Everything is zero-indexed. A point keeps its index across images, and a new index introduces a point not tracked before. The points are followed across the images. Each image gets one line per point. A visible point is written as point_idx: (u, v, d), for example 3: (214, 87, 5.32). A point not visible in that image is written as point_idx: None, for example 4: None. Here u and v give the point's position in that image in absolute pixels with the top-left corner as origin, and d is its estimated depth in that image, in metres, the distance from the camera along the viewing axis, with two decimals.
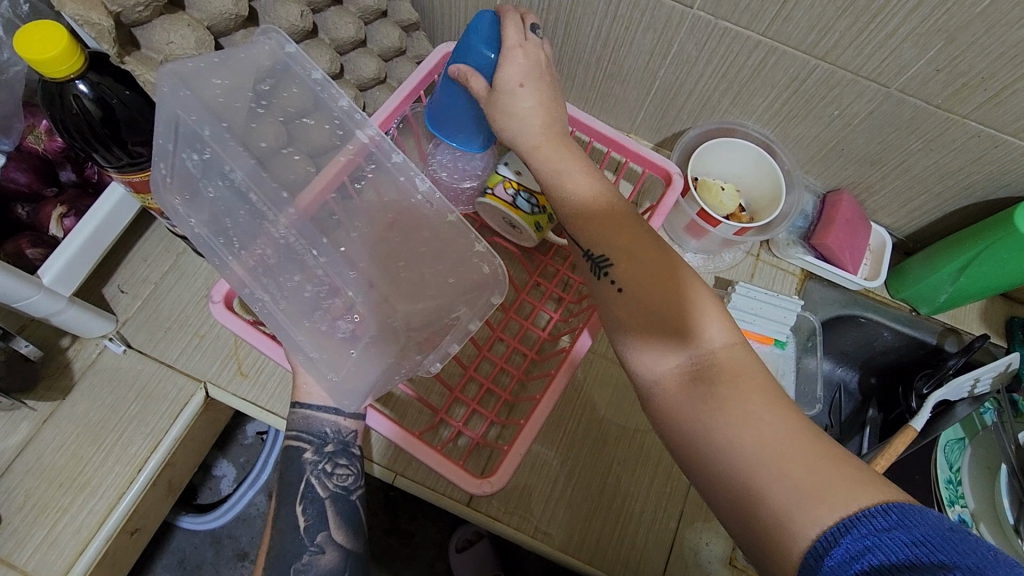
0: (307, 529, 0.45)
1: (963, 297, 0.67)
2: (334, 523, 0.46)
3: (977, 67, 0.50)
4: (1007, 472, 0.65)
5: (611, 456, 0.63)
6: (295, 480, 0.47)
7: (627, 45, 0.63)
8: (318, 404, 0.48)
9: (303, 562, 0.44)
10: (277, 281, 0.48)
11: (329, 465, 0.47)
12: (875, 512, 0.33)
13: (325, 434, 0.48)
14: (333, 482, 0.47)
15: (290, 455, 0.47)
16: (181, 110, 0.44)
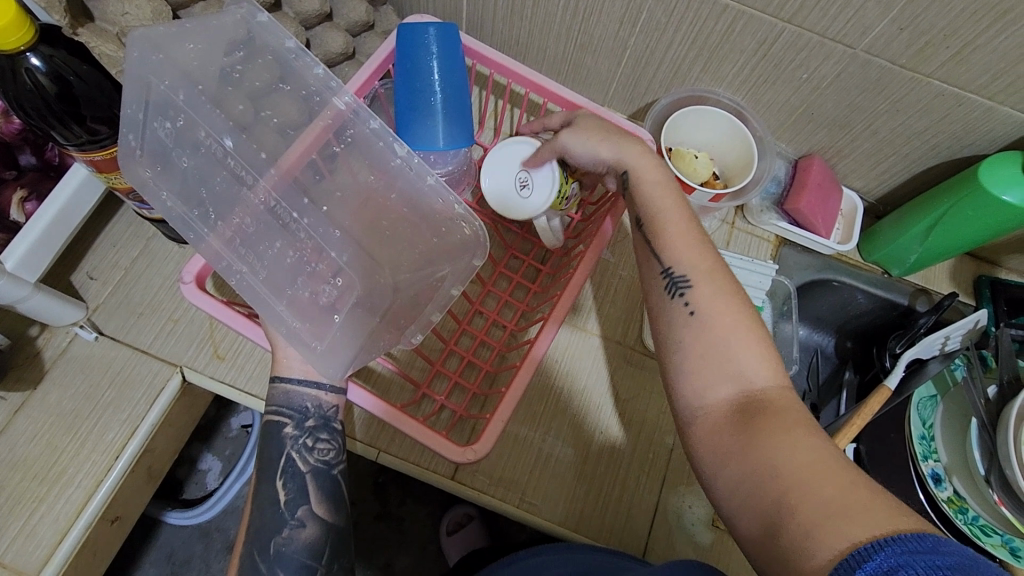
0: (288, 502, 0.44)
1: (932, 256, 0.69)
2: (314, 498, 0.45)
3: (940, 24, 0.50)
4: (977, 426, 0.65)
5: (594, 424, 0.63)
6: (275, 456, 0.46)
7: (597, 14, 0.63)
8: (299, 377, 0.48)
9: (283, 536, 0.43)
10: (256, 253, 0.47)
11: (310, 440, 0.47)
12: (908, 536, 0.32)
13: (305, 409, 0.48)
14: (314, 456, 0.47)
15: (270, 430, 0.47)
16: (153, 75, 0.45)
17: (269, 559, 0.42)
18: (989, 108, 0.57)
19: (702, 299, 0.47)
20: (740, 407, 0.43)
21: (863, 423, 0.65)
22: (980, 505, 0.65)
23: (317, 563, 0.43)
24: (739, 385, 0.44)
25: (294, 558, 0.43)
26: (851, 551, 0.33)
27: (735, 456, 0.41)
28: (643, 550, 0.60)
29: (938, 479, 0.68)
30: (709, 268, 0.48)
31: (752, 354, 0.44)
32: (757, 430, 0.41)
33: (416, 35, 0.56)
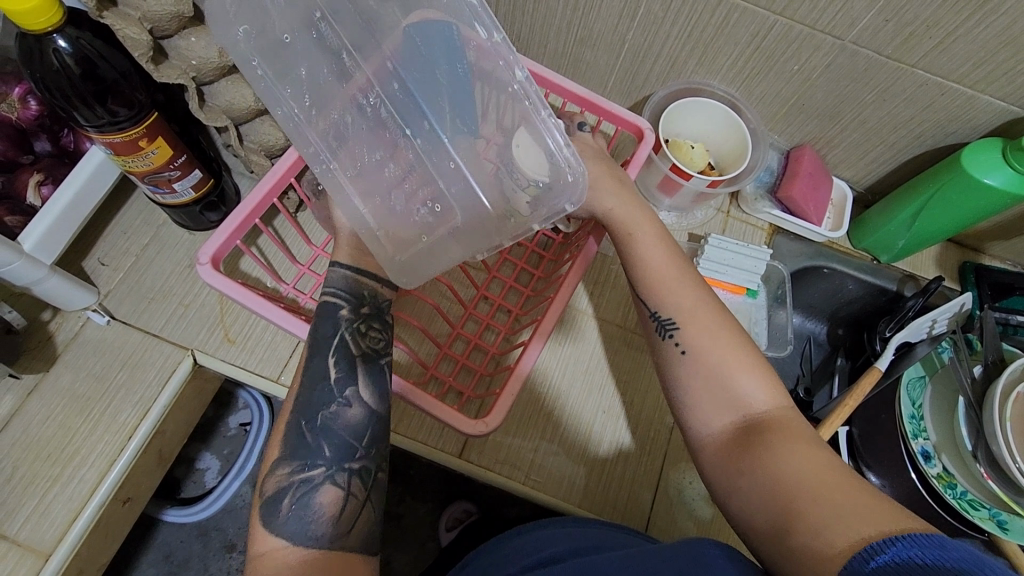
0: (337, 381, 0.47)
1: (920, 241, 0.71)
2: (362, 381, 0.47)
3: (923, 15, 0.53)
4: (965, 405, 0.67)
5: (596, 404, 0.65)
6: (328, 334, 0.48)
7: (597, 8, 0.65)
8: (354, 265, 0.51)
9: (331, 410, 0.46)
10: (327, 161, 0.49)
11: (362, 326, 0.49)
12: (919, 535, 0.35)
13: (361, 295, 0.51)
14: (365, 342, 0.49)
15: (326, 309, 0.49)
16: None
17: (316, 428, 0.45)
18: (970, 97, 0.60)
19: (695, 337, 0.51)
20: (746, 428, 0.47)
21: (854, 405, 0.68)
22: (968, 479, 0.67)
23: (357, 443, 0.46)
24: (741, 409, 0.48)
25: (340, 433, 0.45)
26: (862, 546, 0.36)
27: (750, 471, 0.45)
28: (646, 525, 0.61)
29: (927, 456, 0.70)
30: (699, 303, 0.53)
31: (752, 380, 0.49)
32: (765, 450, 0.45)
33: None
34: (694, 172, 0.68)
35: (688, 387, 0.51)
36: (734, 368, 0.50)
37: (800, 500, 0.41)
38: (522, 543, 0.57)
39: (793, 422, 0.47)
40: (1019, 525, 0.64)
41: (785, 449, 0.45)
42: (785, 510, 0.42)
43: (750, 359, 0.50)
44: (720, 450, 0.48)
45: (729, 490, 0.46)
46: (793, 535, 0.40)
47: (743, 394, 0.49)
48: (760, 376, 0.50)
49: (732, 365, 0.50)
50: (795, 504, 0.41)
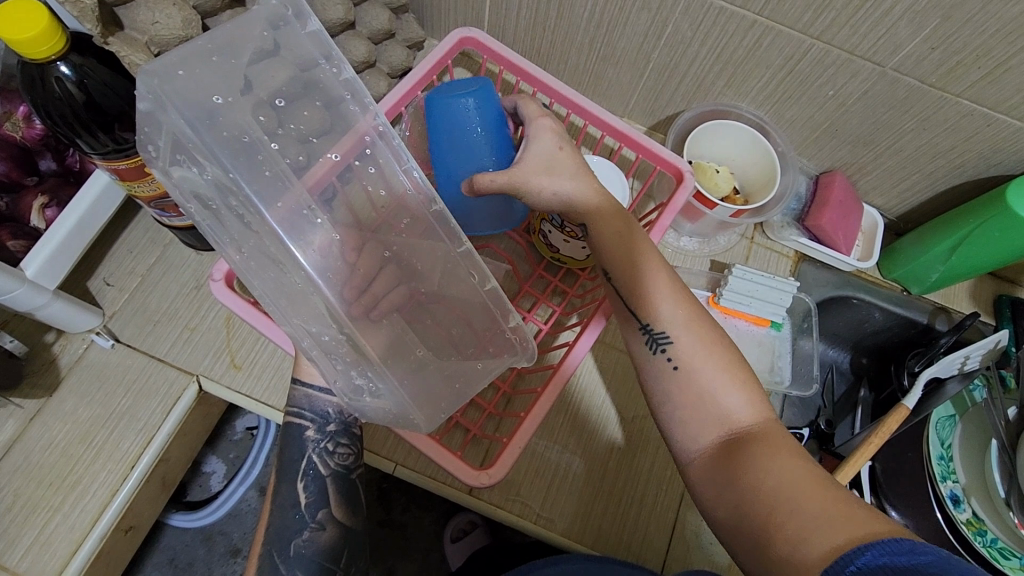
0: (308, 505, 0.44)
1: (955, 275, 0.68)
2: (334, 500, 0.45)
3: (972, 44, 0.50)
4: (998, 447, 0.65)
5: (611, 441, 0.63)
6: (296, 457, 0.46)
7: (621, 27, 0.62)
8: (320, 384, 0.48)
9: (304, 538, 0.44)
10: (286, 287, 0.44)
11: (331, 445, 0.47)
12: (888, 539, 0.34)
13: (327, 414, 0.48)
14: (335, 460, 0.46)
15: (292, 431, 0.47)
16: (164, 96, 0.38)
17: (289, 560, 0.43)
18: (1017, 129, 0.56)
19: (685, 347, 0.46)
20: (738, 447, 0.42)
21: (879, 443, 0.64)
22: (999, 527, 0.64)
23: (336, 564, 0.44)
24: (731, 426, 0.44)
25: (314, 560, 0.43)
26: (835, 556, 0.35)
27: (731, 488, 0.41)
28: (662, 564, 0.60)
29: (956, 501, 0.68)
30: (695, 315, 0.48)
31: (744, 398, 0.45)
32: (762, 476, 0.40)
33: (445, 106, 0.53)
34: (719, 201, 0.65)
35: (666, 406, 0.46)
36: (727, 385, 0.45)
37: (781, 527, 0.38)
38: None
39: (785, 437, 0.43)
40: None
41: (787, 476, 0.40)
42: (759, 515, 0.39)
43: (741, 374, 0.46)
44: (708, 477, 0.43)
45: (703, 500, 0.43)
46: (772, 543, 0.38)
47: (722, 407, 0.44)
48: (748, 389, 0.45)
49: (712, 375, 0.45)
50: (773, 519, 0.38)
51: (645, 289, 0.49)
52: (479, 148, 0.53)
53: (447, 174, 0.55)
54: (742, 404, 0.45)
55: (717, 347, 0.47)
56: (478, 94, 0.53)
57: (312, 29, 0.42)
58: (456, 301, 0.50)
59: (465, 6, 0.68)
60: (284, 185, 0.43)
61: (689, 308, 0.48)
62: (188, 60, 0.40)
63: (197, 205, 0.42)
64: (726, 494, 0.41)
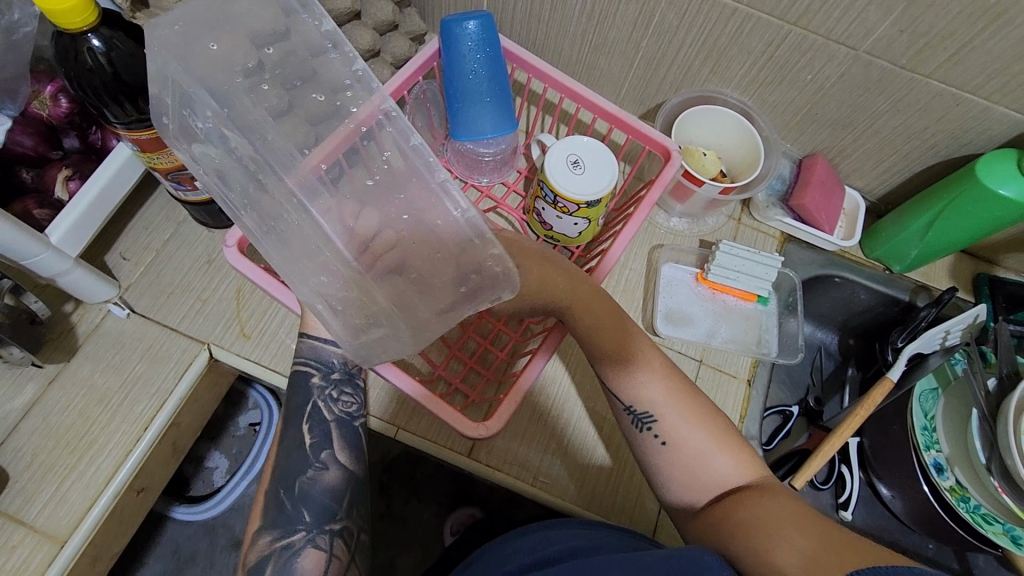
0: (313, 446, 0.48)
1: (933, 251, 0.71)
2: (337, 445, 0.49)
3: (937, 26, 0.54)
4: (978, 417, 0.67)
5: (605, 408, 0.65)
6: (302, 403, 0.49)
7: (611, 17, 0.66)
8: (326, 336, 0.51)
9: (308, 476, 0.46)
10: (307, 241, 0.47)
11: (335, 392, 0.50)
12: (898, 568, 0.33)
13: (331, 363, 0.52)
14: (338, 407, 0.50)
15: (298, 379, 0.50)
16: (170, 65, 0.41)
17: (294, 497, 0.45)
18: (984, 108, 0.60)
19: (672, 425, 0.52)
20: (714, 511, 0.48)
21: (865, 414, 0.68)
22: (981, 493, 0.66)
23: (338, 506, 0.46)
24: (715, 486, 0.50)
25: (318, 498, 0.46)
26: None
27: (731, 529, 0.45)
28: (653, 529, 0.62)
29: (939, 469, 0.70)
30: (673, 385, 0.54)
31: (723, 456, 0.51)
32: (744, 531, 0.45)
33: (455, 33, 0.59)
34: (706, 179, 0.69)
35: (664, 477, 0.52)
36: (706, 453, 0.51)
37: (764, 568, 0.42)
38: (524, 543, 0.57)
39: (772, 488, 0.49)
40: None
41: (774, 525, 0.44)
42: (748, 548, 0.43)
43: (727, 438, 0.52)
44: (698, 530, 0.49)
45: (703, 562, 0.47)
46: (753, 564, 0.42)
47: (713, 474, 0.51)
48: (733, 453, 0.52)
49: (705, 446, 0.52)
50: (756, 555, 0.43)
51: (630, 363, 0.55)
52: (479, 88, 0.61)
53: (464, 94, 0.61)
54: (731, 469, 0.51)
55: (701, 421, 0.53)
56: (483, 29, 0.60)
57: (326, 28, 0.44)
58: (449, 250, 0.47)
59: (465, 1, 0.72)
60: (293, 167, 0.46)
61: (671, 385, 0.54)
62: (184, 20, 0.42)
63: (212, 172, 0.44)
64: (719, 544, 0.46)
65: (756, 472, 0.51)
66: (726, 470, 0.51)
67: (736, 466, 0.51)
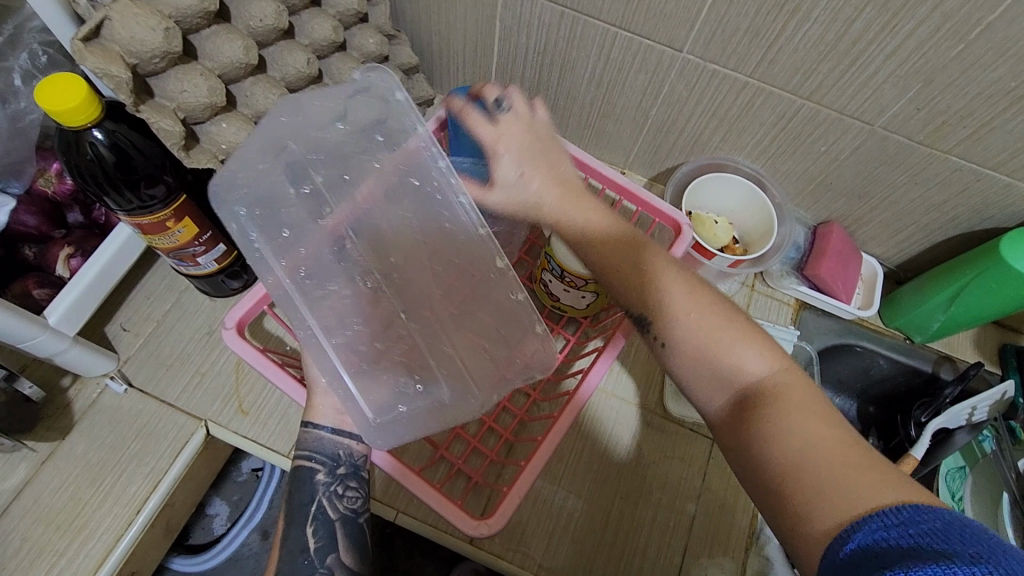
0: (317, 551, 0.45)
1: (955, 324, 0.69)
2: (342, 546, 0.46)
3: (956, 105, 0.52)
4: (1009, 502, 0.64)
5: (614, 488, 0.62)
6: (305, 502, 0.46)
7: (620, 86, 0.65)
8: (331, 426, 0.49)
9: None
10: (309, 291, 0.48)
11: (341, 488, 0.48)
12: (888, 510, 0.34)
13: (338, 456, 0.48)
14: (343, 504, 0.47)
15: (301, 475, 0.47)
16: (285, 136, 0.48)
17: None
18: (1007, 184, 0.58)
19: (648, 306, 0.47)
20: (740, 405, 0.43)
21: None
22: None
23: None
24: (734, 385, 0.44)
25: None
26: (839, 529, 0.35)
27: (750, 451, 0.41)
28: None
29: None
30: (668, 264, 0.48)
31: (743, 349, 0.44)
32: (759, 428, 0.41)
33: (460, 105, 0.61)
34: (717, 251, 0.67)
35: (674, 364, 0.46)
36: (716, 337, 0.45)
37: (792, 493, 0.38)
38: None
39: (796, 384, 0.43)
40: None
41: (784, 420, 0.40)
42: (783, 470, 0.39)
43: (740, 323, 0.45)
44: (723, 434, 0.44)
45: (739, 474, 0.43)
46: (784, 501, 0.38)
47: (733, 365, 0.44)
48: (752, 342, 0.44)
49: (723, 338, 0.45)
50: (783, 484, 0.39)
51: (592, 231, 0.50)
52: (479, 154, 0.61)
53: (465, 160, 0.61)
54: (759, 363, 0.44)
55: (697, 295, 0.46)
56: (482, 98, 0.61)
57: (399, 99, 0.47)
58: (461, 290, 0.51)
59: (473, 67, 0.72)
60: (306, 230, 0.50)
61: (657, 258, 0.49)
62: (285, 109, 0.48)
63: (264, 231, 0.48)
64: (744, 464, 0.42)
65: (780, 361, 0.44)
66: (760, 368, 0.44)
67: (763, 363, 0.44)
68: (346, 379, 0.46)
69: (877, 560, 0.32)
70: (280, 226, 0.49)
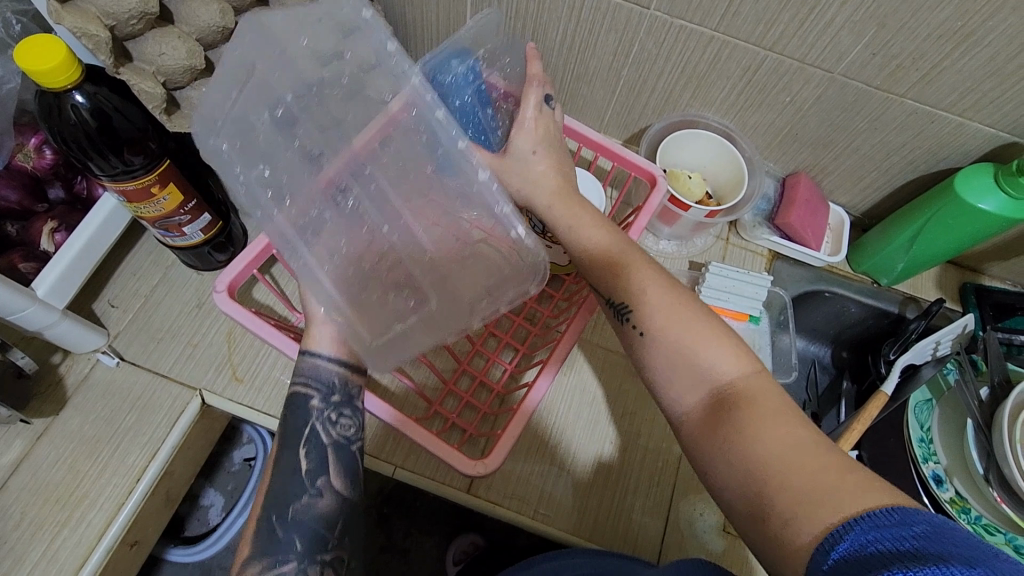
0: (309, 472, 0.47)
1: (919, 263, 0.72)
2: (333, 470, 0.48)
3: (907, 48, 0.55)
4: (974, 428, 0.68)
5: (603, 434, 0.65)
6: (301, 426, 0.49)
7: (592, 47, 0.67)
8: (328, 354, 0.50)
9: (302, 503, 0.46)
10: (302, 227, 0.48)
11: (334, 415, 0.49)
12: (879, 512, 0.34)
13: (332, 384, 0.50)
14: (337, 431, 0.49)
15: (296, 402, 0.50)
16: (262, 64, 0.46)
17: (287, 523, 0.45)
18: (959, 124, 0.61)
19: (646, 315, 0.48)
20: (715, 404, 0.44)
21: (862, 428, 0.68)
22: (981, 503, 0.66)
23: (330, 533, 0.46)
24: (708, 385, 0.45)
25: (311, 525, 0.45)
26: (824, 535, 0.35)
27: (718, 450, 0.42)
28: (657, 556, 0.61)
29: (939, 481, 0.70)
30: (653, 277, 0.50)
31: (717, 348, 0.46)
32: (736, 430, 0.42)
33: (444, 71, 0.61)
34: (692, 203, 0.69)
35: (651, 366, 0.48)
36: (692, 339, 0.46)
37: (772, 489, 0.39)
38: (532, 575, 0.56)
39: (769, 386, 0.44)
40: None
41: (759, 426, 0.41)
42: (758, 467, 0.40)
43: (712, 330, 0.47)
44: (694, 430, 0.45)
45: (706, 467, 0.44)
46: (759, 500, 0.39)
47: (707, 368, 0.45)
48: (725, 346, 0.46)
49: (697, 336, 0.46)
50: (762, 483, 0.39)
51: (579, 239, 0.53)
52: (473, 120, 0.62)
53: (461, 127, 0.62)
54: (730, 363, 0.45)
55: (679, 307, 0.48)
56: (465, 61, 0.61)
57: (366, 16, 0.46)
58: (458, 217, 0.50)
59: (447, 36, 0.74)
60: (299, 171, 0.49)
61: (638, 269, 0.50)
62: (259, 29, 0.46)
63: (249, 168, 0.47)
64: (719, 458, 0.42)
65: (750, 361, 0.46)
66: (731, 369, 0.45)
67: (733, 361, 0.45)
68: (342, 306, 0.49)
69: (863, 565, 0.32)
70: (264, 159, 0.47)
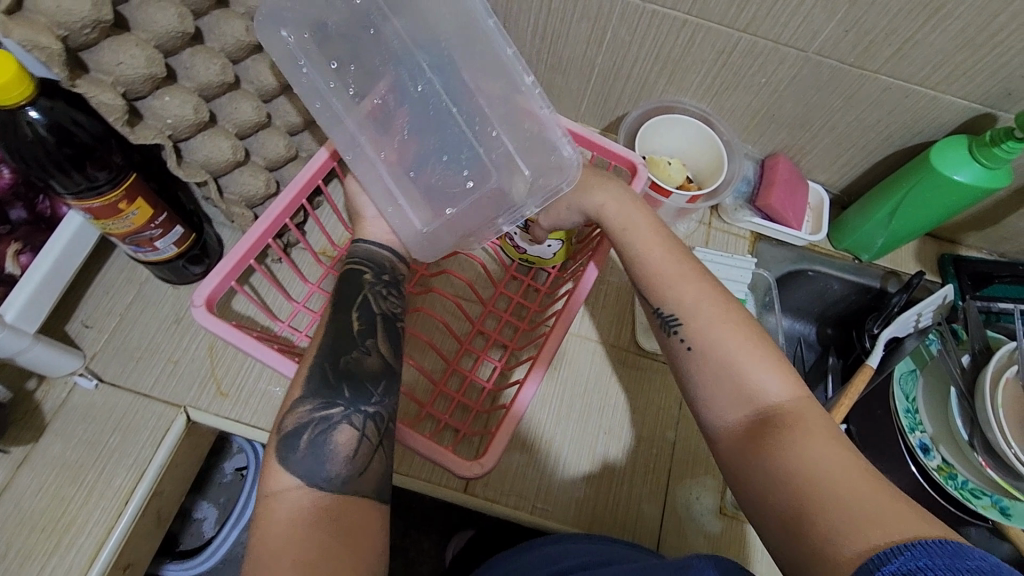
0: (360, 333, 0.48)
1: (898, 237, 0.73)
2: (381, 336, 0.49)
3: (880, 24, 0.55)
4: (957, 395, 0.68)
5: (597, 425, 0.65)
6: (352, 294, 0.50)
7: (565, 36, 0.66)
8: (378, 240, 0.54)
9: (353, 356, 0.47)
10: (365, 107, 0.52)
11: (384, 291, 0.52)
12: (930, 541, 0.33)
13: (382, 265, 0.53)
14: (386, 306, 0.51)
15: (349, 274, 0.52)
16: None
17: (340, 369, 0.46)
18: (932, 97, 0.61)
19: (700, 330, 0.48)
20: (759, 425, 0.44)
21: (851, 403, 0.69)
22: (968, 469, 0.67)
23: (374, 389, 0.46)
24: (756, 403, 0.45)
25: (360, 379, 0.46)
26: (866, 557, 0.34)
27: (761, 467, 0.42)
28: (656, 543, 0.61)
29: (926, 450, 0.70)
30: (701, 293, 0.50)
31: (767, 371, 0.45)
32: (778, 450, 0.41)
33: None
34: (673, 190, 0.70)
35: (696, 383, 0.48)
36: (744, 359, 0.46)
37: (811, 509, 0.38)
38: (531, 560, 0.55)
39: (815, 410, 0.44)
40: (1020, 509, 0.66)
41: (803, 443, 0.41)
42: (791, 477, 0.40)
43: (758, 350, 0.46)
44: (730, 448, 0.45)
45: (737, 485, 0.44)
46: (800, 518, 0.38)
47: (757, 387, 0.45)
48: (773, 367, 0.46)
49: (750, 358, 0.46)
50: (804, 500, 0.39)
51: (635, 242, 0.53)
52: None
53: None
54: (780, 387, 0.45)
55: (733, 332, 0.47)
56: None
57: None
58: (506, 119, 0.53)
59: None
60: (368, 71, 0.52)
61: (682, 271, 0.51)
62: None
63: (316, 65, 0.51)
64: (752, 470, 0.42)
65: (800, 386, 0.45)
66: (781, 391, 0.45)
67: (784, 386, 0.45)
68: (396, 193, 0.53)
69: None
70: (336, 53, 0.52)
